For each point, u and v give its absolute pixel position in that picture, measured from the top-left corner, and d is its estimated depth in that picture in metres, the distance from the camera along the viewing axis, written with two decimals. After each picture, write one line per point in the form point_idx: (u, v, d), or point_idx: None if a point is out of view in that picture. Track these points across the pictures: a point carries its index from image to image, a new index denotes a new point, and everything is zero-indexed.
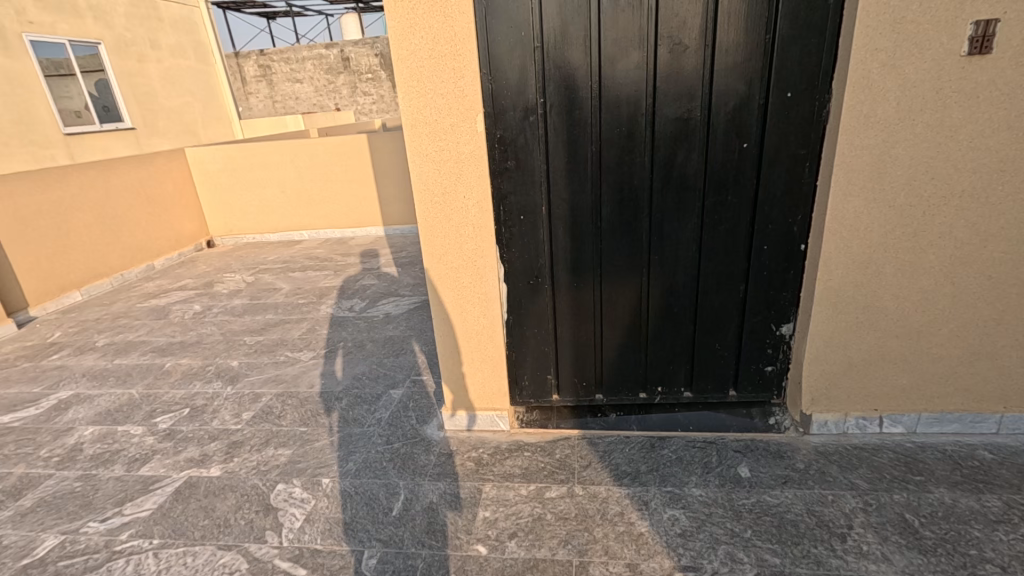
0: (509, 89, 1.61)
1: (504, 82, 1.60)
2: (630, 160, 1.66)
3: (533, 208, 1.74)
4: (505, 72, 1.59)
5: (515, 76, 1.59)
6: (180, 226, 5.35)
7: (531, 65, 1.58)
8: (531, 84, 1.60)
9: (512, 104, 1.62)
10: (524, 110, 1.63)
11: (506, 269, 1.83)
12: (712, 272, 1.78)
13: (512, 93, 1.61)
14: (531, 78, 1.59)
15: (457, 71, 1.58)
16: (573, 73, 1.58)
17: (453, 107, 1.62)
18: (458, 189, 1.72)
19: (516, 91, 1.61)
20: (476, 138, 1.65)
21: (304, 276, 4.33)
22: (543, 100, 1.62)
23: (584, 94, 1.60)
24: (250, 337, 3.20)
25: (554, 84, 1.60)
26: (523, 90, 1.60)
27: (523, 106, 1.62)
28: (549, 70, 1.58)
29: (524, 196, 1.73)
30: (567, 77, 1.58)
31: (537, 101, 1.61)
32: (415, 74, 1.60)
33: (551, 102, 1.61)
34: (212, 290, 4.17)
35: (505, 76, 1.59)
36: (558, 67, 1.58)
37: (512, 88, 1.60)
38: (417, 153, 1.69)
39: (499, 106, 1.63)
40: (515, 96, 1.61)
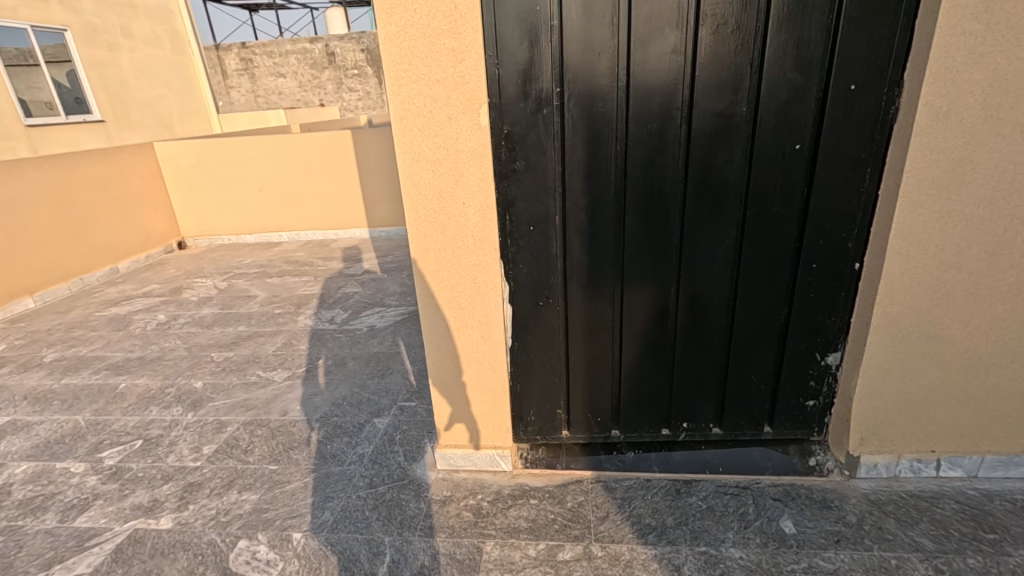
0: (518, 76, 1.34)
1: (513, 67, 1.33)
2: (660, 163, 1.41)
3: (545, 217, 1.48)
4: (514, 55, 1.32)
5: (526, 60, 1.32)
6: (147, 226, 4.98)
7: (545, 47, 1.31)
8: (546, 70, 1.33)
9: (523, 94, 1.35)
10: (536, 102, 1.36)
11: (510, 288, 1.57)
12: (750, 295, 1.54)
13: (523, 81, 1.34)
14: (545, 63, 1.32)
15: (457, 53, 1.31)
16: (596, 56, 1.31)
17: (451, 96, 1.35)
18: (456, 195, 1.45)
19: (527, 78, 1.34)
20: (478, 134, 1.38)
21: (281, 282, 4.01)
22: (559, 89, 1.35)
23: (608, 83, 1.34)
24: (218, 354, 2.88)
25: (574, 71, 1.33)
26: (536, 76, 1.34)
27: (536, 97, 1.35)
28: (567, 52, 1.31)
29: (533, 204, 1.46)
30: (589, 62, 1.32)
31: (551, 91, 1.35)
32: (406, 54, 1.32)
33: (568, 91, 1.35)
34: (179, 297, 3.83)
35: (514, 60, 1.32)
36: (579, 49, 1.31)
37: (522, 75, 1.34)
38: (408, 151, 1.42)
39: (507, 96, 1.36)
40: (526, 84, 1.35)
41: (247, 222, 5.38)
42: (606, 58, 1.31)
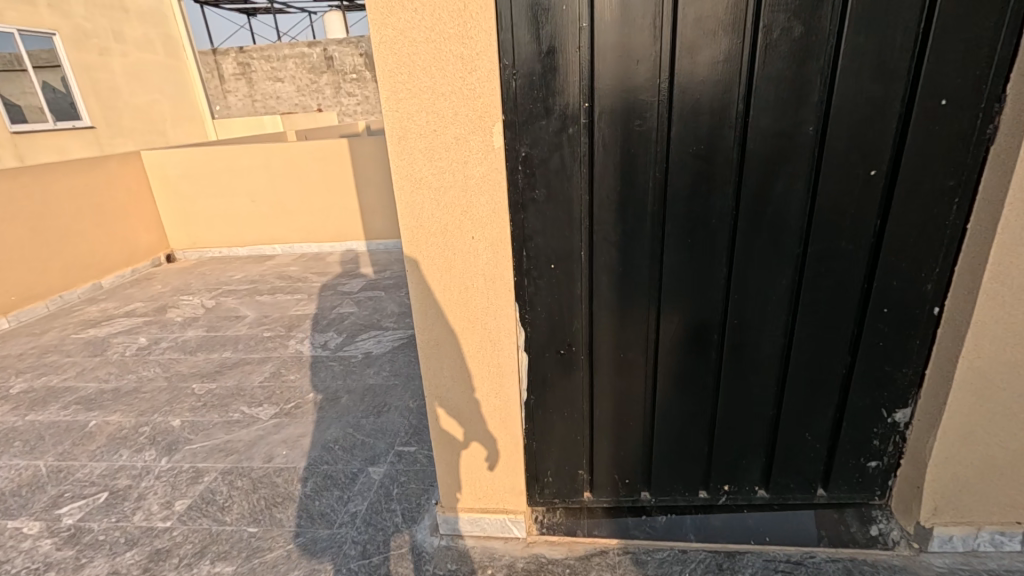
0: (539, 89, 1.12)
1: (533, 78, 1.11)
2: (707, 191, 1.18)
3: (568, 253, 1.26)
4: (534, 64, 1.10)
5: (549, 69, 1.10)
6: (133, 239, 4.76)
7: (572, 55, 1.09)
8: (572, 82, 1.11)
9: (545, 109, 1.14)
10: (560, 120, 1.14)
11: (526, 333, 1.35)
12: (808, 343, 1.31)
13: (545, 95, 1.13)
14: (572, 73, 1.10)
15: (466, 62, 1.09)
16: (634, 66, 1.09)
17: (459, 113, 1.13)
18: (464, 229, 1.23)
19: (550, 92, 1.12)
20: (491, 158, 1.16)
21: (273, 301, 3.78)
22: (589, 105, 1.13)
23: (647, 97, 1.11)
24: (199, 385, 2.64)
25: (606, 83, 1.11)
26: (561, 89, 1.12)
27: (560, 114, 1.14)
28: (598, 60, 1.09)
29: (554, 239, 1.25)
30: (626, 72, 1.10)
31: (579, 107, 1.13)
32: (406, 62, 1.11)
33: (600, 107, 1.12)
34: (163, 317, 3.60)
35: (535, 69, 1.10)
36: (613, 57, 1.08)
37: (545, 88, 1.12)
38: (407, 176, 1.20)
39: (526, 112, 1.14)
40: (549, 98, 1.13)
41: (239, 234, 5.15)
42: (647, 66, 1.09)
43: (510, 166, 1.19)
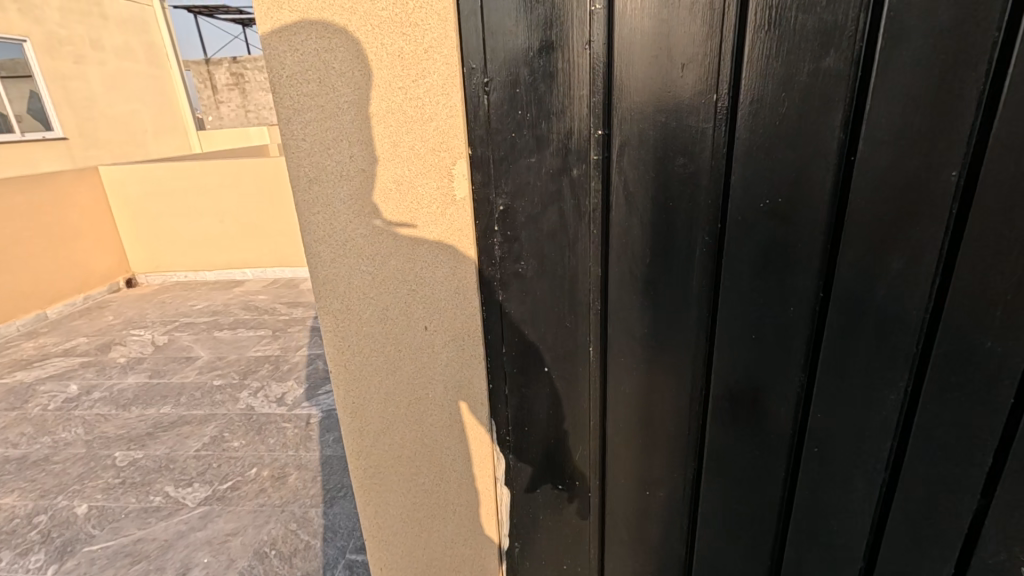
0: (525, 109, 0.70)
1: (517, 91, 0.70)
2: (780, 273, 0.74)
3: (569, 350, 0.85)
4: (518, 69, 0.69)
5: (539, 79, 0.69)
6: (84, 262, 4.32)
7: (579, 55, 0.68)
8: (577, 98, 0.70)
9: (534, 140, 0.72)
10: (560, 157, 0.72)
11: (508, 459, 0.93)
12: (919, 500, 0.81)
13: (536, 118, 0.71)
14: (578, 84, 0.69)
15: (410, 66, 0.69)
16: (679, 72, 0.67)
17: (402, 145, 0.73)
18: (412, 317, 0.82)
19: (540, 113, 0.70)
20: (450, 214, 0.76)
21: (234, 338, 3.35)
22: (606, 133, 0.71)
23: (695, 122, 0.69)
24: (121, 454, 2.19)
25: (635, 99, 0.69)
26: (559, 109, 0.70)
27: (559, 147, 0.72)
28: (619, 63, 0.68)
29: (550, 333, 0.83)
30: (665, 81, 0.68)
31: (589, 137, 0.72)
32: (315, 65, 0.70)
33: (621, 137, 0.71)
34: (104, 357, 3.15)
35: (519, 77, 0.69)
36: (645, 59, 0.67)
37: (534, 107, 0.70)
38: (325, 238, 0.79)
39: (506, 145, 0.72)
40: (542, 124, 0.71)
41: (206, 257, 4.75)
42: (703, 71, 0.67)
43: (480, 225, 0.77)
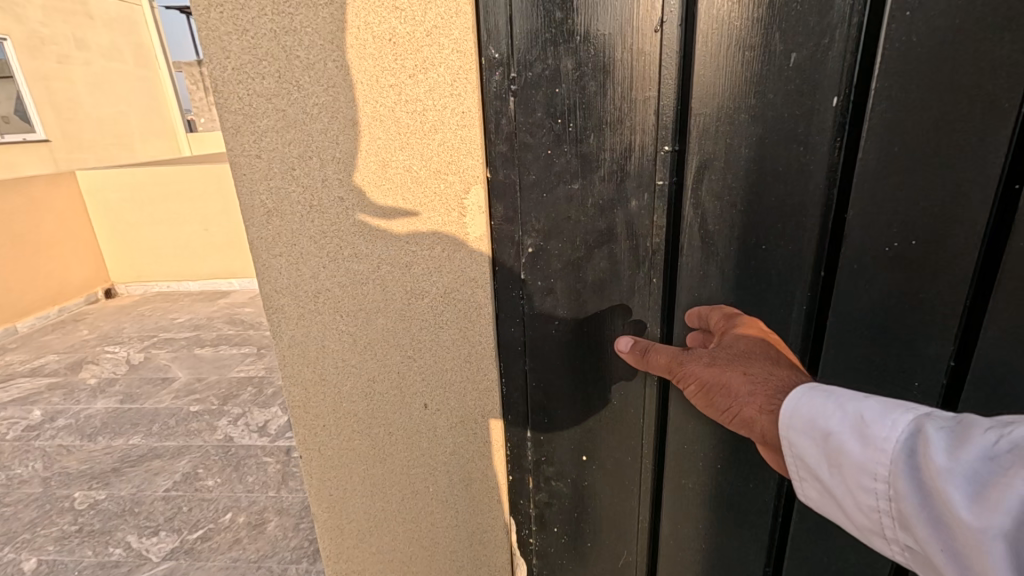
0: (566, 116, 0.50)
1: (557, 91, 0.49)
2: (905, 344, 0.54)
3: (614, 436, 0.63)
4: (558, 60, 0.48)
5: (588, 74, 0.49)
6: (57, 273, 4.14)
7: (645, 41, 0.48)
8: (641, 103, 0.49)
9: (578, 161, 0.51)
10: (613, 184, 0.52)
11: (530, 564, 0.72)
12: None
13: (582, 130, 0.50)
14: (643, 83, 0.49)
15: (406, 54, 0.49)
16: (787, 67, 0.48)
17: (394, 166, 0.53)
18: (408, 393, 0.61)
19: (589, 122, 0.50)
20: (460, 260, 0.55)
21: (216, 357, 3.12)
22: (677, 151, 0.51)
23: (803, 139, 0.50)
24: (81, 495, 1.96)
25: (721, 104, 0.49)
26: (616, 118, 0.50)
27: (613, 170, 0.52)
28: (700, 54, 0.48)
29: (588, 416, 0.62)
30: (764, 80, 0.48)
31: (653, 158, 0.51)
32: (272, 52, 0.49)
33: (699, 157, 0.51)
34: (74, 379, 2.91)
35: (560, 72, 0.49)
36: (738, 48, 0.48)
37: (580, 114, 0.50)
38: (290, 288, 0.58)
39: (539, 167, 0.52)
40: (591, 137, 0.51)
41: (189, 266, 4.49)
42: (822, 65, 0.47)
43: (500, 273, 0.57)
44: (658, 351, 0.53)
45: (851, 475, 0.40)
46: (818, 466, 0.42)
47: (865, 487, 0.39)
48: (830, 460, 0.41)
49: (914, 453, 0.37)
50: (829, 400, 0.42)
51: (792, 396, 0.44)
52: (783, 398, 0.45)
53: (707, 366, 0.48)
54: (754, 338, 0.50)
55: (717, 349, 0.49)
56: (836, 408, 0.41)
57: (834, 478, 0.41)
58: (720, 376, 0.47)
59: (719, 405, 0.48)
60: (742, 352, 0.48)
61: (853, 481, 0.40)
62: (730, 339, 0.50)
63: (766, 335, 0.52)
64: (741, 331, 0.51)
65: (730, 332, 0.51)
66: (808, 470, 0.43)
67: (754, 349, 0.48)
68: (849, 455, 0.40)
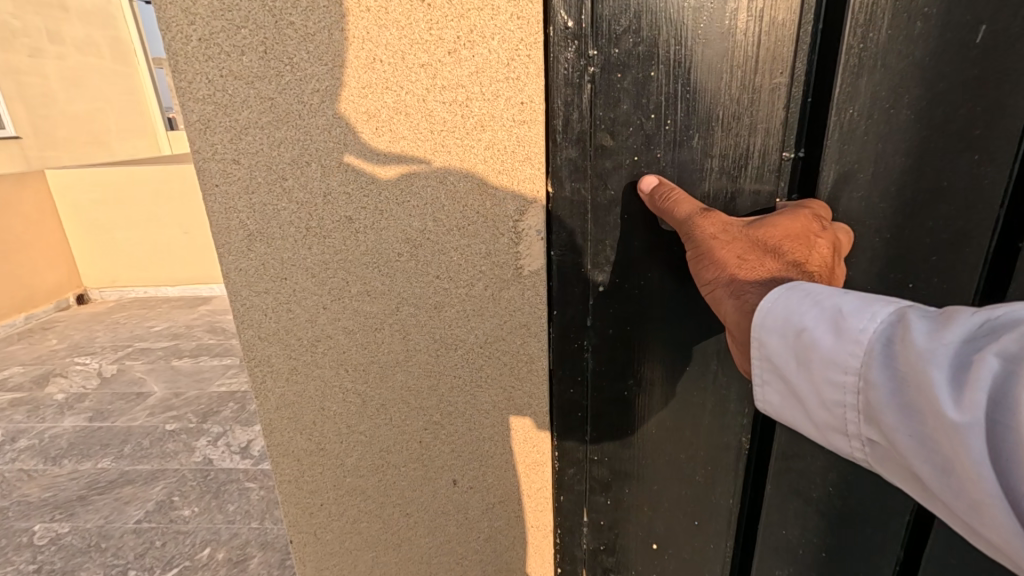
0: (663, 109, 0.38)
1: (652, 77, 0.37)
2: None
3: (690, 519, 0.50)
4: (658, 33, 0.36)
5: (697, 54, 0.36)
6: (24, 278, 3.93)
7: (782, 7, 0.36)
8: (768, 93, 0.38)
9: (675, 171, 0.40)
10: (721, 202, 0.41)
11: None
12: None
13: (683, 129, 0.38)
14: (772, 65, 0.37)
15: (446, 21, 0.35)
16: (972, 44, 0.36)
17: (422, 177, 0.39)
18: (433, 468, 0.48)
19: (693, 117, 0.38)
20: (508, 298, 0.43)
21: (195, 369, 2.93)
22: (801, 159, 0.40)
23: (980, 143, 0.38)
24: (42, 529, 1.77)
25: (872, 94, 0.38)
26: (731, 114, 0.38)
27: (723, 184, 0.40)
28: (853, 28, 0.36)
29: (661, 497, 0.49)
30: (939, 62, 0.37)
31: (777, 165, 0.40)
32: (257, 18, 0.35)
33: (834, 165, 0.40)
34: (40, 394, 2.71)
35: (658, 48, 0.36)
36: (909, 14, 0.36)
37: (682, 107, 0.38)
38: (278, 334, 0.44)
39: (620, 181, 0.39)
40: (694, 139, 0.39)
41: (167, 271, 4.27)
42: (1019, 43, 0.36)
43: (560, 319, 0.43)
44: (678, 198, 0.37)
45: (817, 372, 0.30)
46: (783, 366, 0.32)
47: (831, 383, 0.29)
48: (796, 360, 0.31)
49: (890, 337, 0.27)
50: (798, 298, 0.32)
51: (780, 292, 0.32)
52: (769, 294, 0.33)
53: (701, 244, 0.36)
54: (785, 232, 0.36)
55: (731, 226, 0.37)
56: (810, 297, 0.31)
57: (799, 379, 0.31)
58: (700, 250, 0.36)
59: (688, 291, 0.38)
60: (754, 244, 0.35)
61: (819, 379, 0.30)
62: (756, 224, 0.36)
63: (816, 233, 0.37)
64: (784, 221, 0.36)
65: (767, 220, 0.37)
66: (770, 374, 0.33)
67: (764, 249, 0.35)
68: (816, 347, 0.30)
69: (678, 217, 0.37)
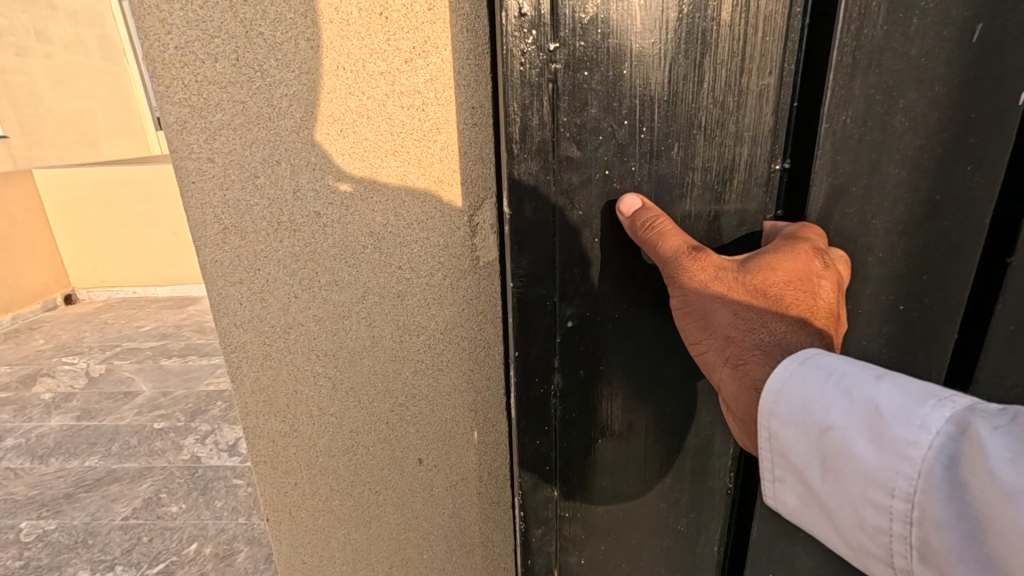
0: (634, 115, 0.42)
1: (623, 73, 0.41)
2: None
3: (639, 532, 0.58)
4: (614, 35, 0.40)
5: (680, 57, 0.42)
6: (11, 278, 3.92)
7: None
8: (756, 94, 0.44)
9: (641, 172, 0.45)
10: (706, 221, 0.47)
11: None
12: None
13: (662, 139, 0.44)
14: (763, 67, 0.44)
15: (402, 33, 0.39)
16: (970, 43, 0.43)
17: (385, 174, 0.43)
18: (400, 447, 0.51)
19: (683, 120, 0.44)
20: (466, 287, 0.47)
21: (184, 368, 2.94)
22: (788, 170, 0.48)
23: (972, 149, 0.47)
24: (29, 525, 1.79)
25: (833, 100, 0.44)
26: (715, 120, 0.44)
27: (709, 190, 0.47)
28: (847, 22, 0.42)
29: (641, 549, 0.58)
30: (930, 64, 0.44)
31: (767, 178, 0.48)
32: (230, 29, 0.38)
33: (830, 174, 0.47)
34: (27, 394, 2.71)
35: (624, 51, 0.40)
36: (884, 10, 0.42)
37: (661, 114, 0.43)
38: (253, 322, 0.47)
39: (588, 193, 0.44)
40: (679, 145, 0.44)
41: (157, 271, 4.27)
42: (980, 47, 0.44)
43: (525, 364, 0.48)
44: (667, 233, 0.42)
45: (865, 484, 0.33)
46: (824, 471, 0.35)
47: (881, 499, 0.32)
48: (831, 459, 0.35)
49: (949, 464, 0.30)
50: (826, 371, 0.36)
51: (804, 386, 0.36)
52: (783, 377, 0.37)
53: (710, 291, 0.41)
54: (787, 276, 0.41)
55: (724, 271, 0.41)
56: (850, 407, 0.34)
57: (843, 487, 0.35)
58: (706, 308, 0.41)
59: (692, 331, 0.42)
60: (750, 292, 0.41)
61: (867, 492, 0.33)
62: (755, 267, 0.41)
63: (816, 268, 0.42)
64: (777, 260, 0.41)
65: (766, 264, 0.41)
66: (802, 470, 0.37)
67: (763, 307, 0.40)
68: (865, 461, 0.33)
69: (681, 259, 0.41)
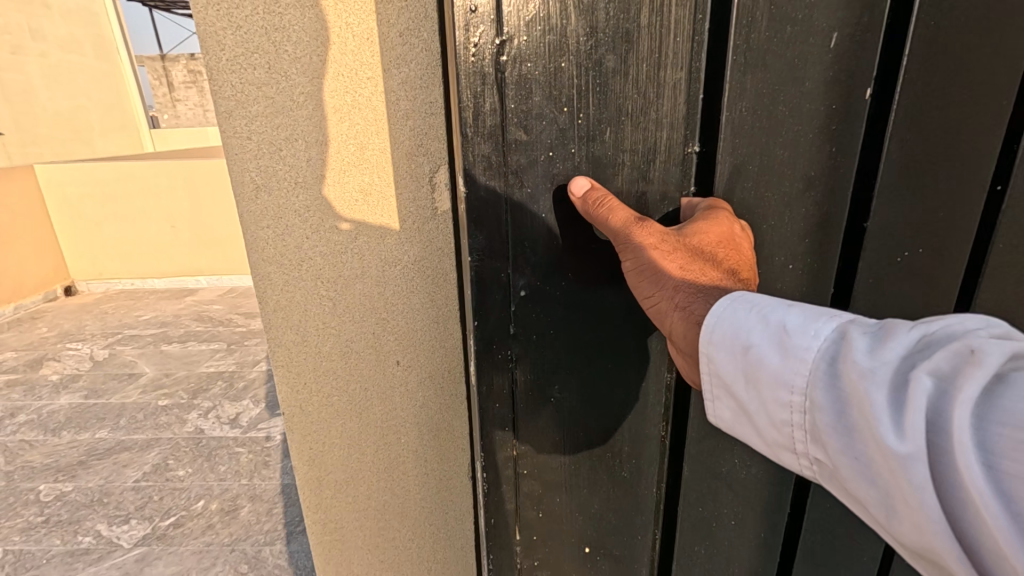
0: (572, 104, 0.59)
1: (563, 65, 0.57)
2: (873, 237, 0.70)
3: (581, 466, 0.75)
4: (537, 40, 0.56)
5: (609, 53, 0.58)
6: (13, 270, 4.05)
7: (677, 11, 0.58)
8: (673, 86, 0.61)
9: (577, 145, 0.61)
10: (636, 196, 0.64)
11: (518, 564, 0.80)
12: None
13: (593, 122, 0.60)
14: (676, 66, 0.60)
15: (382, 51, 0.58)
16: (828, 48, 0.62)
17: (371, 148, 0.62)
18: (383, 351, 0.70)
19: (613, 106, 0.60)
20: (429, 230, 0.66)
21: (185, 352, 3.10)
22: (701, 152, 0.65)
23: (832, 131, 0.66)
24: (47, 488, 1.95)
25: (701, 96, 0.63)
26: (638, 108, 0.61)
27: (637, 162, 0.63)
28: (738, 29, 0.59)
29: (582, 478, 0.76)
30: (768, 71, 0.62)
31: (683, 158, 0.64)
32: (263, 46, 0.56)
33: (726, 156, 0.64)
34: (35, 376, 2.86)
35: (564, 43, 0.56)
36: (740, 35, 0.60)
37: (597, 102, 0.59)
38: (275, 256, 0.64)
39: (531, 166, 0.61)
40: (612, 127, 0.61)
41: (155, 263, 4.42)
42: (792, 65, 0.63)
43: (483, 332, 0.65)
44: (614, 209, 0.57)
45: (778, 382, 0.46)
46: (750, 377, 0.49)
47: (788, 392, 0.46)
48: (755, 368, 0.48)
49: (833, 362, 0.44)
50: (750, 306, 0.49)
51: (734, 318, 0.49)
52: (720, 315, 0.50)
53: (659, 250, 0.55)
54: (714, 238, 0.57)
55: (670, 235, 0.56)
56: (768, 329, 0.47)
57: (762, 388, 0.48)
58: (657, 264, 0.55)
59: (647, 287, 0.56)
60: (691, 251, 0.55)
61: (780, 388, 0.46)
62: (692, 232, 0.57)
63: (733, 232, 0.59)
64: (706, 229, 0.57)
65: (698, 231, 0.57)
66: (736, 379, 0.50)
67: (696, 262, 0.56)
68: (779, 367, 0.46)
69: (629, 226, 0.56)
